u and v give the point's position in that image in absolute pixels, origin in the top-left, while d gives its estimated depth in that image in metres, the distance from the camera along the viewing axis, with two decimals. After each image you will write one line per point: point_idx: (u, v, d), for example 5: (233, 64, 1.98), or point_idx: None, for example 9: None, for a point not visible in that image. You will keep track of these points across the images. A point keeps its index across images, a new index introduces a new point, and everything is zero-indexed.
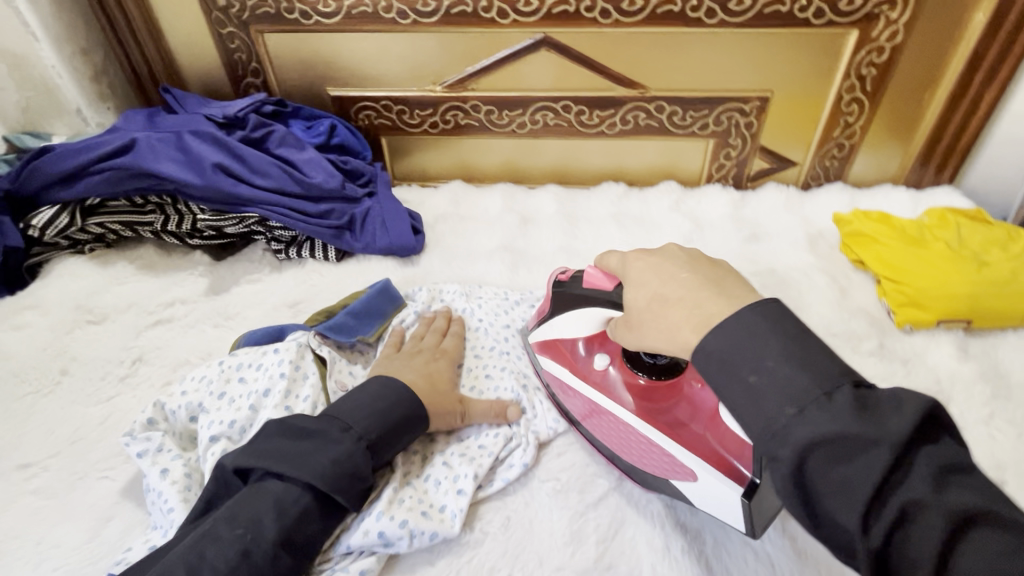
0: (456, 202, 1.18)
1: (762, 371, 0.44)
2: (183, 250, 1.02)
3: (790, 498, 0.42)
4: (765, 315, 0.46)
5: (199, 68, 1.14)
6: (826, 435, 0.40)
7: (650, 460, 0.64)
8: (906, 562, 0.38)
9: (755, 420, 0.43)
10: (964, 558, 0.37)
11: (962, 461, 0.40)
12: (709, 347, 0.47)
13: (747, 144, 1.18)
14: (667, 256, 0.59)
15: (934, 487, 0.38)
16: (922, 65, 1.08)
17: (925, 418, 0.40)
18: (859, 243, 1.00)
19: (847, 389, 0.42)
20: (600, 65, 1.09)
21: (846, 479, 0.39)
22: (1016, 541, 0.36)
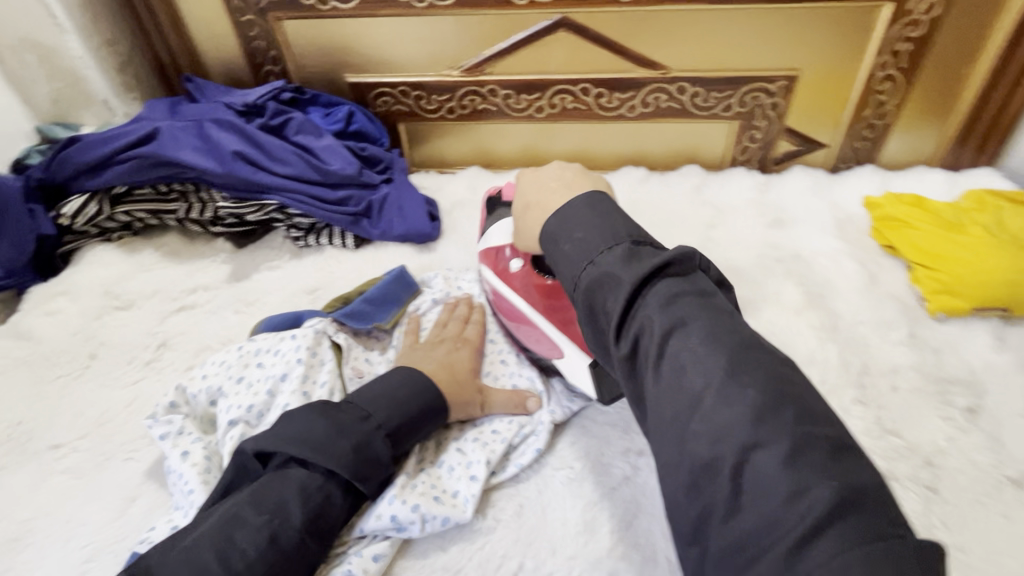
0: (473, 188, 1.17)
1: (578, 246, 0.55)
2: (206, 238, 1.04)
3: (585, 320, 0.53)
4: (595, 206, 0.57)
5: (219, 57, 1.15)
6: (602, 278, 0.51)
7: (546, 346, 0.75)
8: (640, 352, 0.48)
9: (566, 269, 0.56)
10: (677, 346, 0.46)
11: (699, 285, 0.51)
12: (548, 228, 0.59)
13: (772, 125, 1.14)
14: (547, 171, 0.71)
15: (663, 304, 0.49)
16: (963, 39, 1.02)
17: (674, 257, 0.51)
18: (890, 227, 0.96)
19: (623, 244, 0.53)
20: (620, 46, 1.07)
21: (612, 306, 0.50)
22: (728, 340, 0.46)
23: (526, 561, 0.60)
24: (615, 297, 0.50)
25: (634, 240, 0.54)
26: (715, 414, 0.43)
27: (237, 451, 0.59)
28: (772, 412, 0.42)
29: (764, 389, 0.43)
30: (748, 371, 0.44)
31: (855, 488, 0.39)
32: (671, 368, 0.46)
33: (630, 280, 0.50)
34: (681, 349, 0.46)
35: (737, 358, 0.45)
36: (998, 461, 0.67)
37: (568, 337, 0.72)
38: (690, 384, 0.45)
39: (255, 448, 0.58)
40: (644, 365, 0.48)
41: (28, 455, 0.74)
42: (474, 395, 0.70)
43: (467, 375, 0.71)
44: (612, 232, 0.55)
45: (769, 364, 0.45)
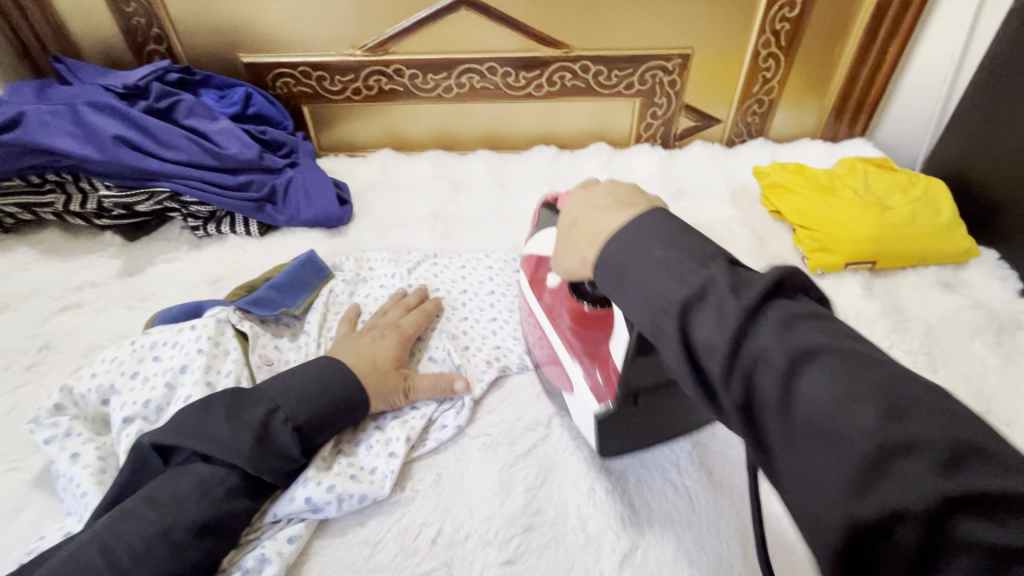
0: (385, 170, 1.15)
1: (602, 216, 0.50)
2: (91, 232, 0.96)
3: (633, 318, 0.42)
4: (620, 189, 0.53)
5: (95, 35, 1.06)
6: (635, 226, 0.45)
7: (561, 381, 0.68)
8: (686, 322, 0.38)
9: (636, 301, 0.41)
10: (723, 315, 0.36)
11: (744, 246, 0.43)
12: (568, 210, 0.54)
13: (672, 102, 1.20)
14: (598, 187, 0.53)
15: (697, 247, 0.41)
16: (831, 20, 1.12)
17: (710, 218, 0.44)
18: (776, 194, 1.05)
19: (658, 208, 0.47)
20: (522, 25, 1.08)
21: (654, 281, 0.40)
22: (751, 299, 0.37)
23: (444, 527, 0.61)
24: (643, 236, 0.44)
25: (668, 212, 0.49)
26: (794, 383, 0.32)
27: (134, 447, 0.56)
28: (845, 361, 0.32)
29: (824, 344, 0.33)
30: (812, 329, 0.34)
31: (986, 457, 0.27)
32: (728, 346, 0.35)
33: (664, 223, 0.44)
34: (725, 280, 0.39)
35: (789, 316, 0.35)
36: None
37: (582, 375, 0.63)
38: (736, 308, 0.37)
39: (152, 442, 0.55)
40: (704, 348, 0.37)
41: None
42: (397, 385, 0.69)
43: (391, 364, 0.70)
44: (637, 204, 0.50)
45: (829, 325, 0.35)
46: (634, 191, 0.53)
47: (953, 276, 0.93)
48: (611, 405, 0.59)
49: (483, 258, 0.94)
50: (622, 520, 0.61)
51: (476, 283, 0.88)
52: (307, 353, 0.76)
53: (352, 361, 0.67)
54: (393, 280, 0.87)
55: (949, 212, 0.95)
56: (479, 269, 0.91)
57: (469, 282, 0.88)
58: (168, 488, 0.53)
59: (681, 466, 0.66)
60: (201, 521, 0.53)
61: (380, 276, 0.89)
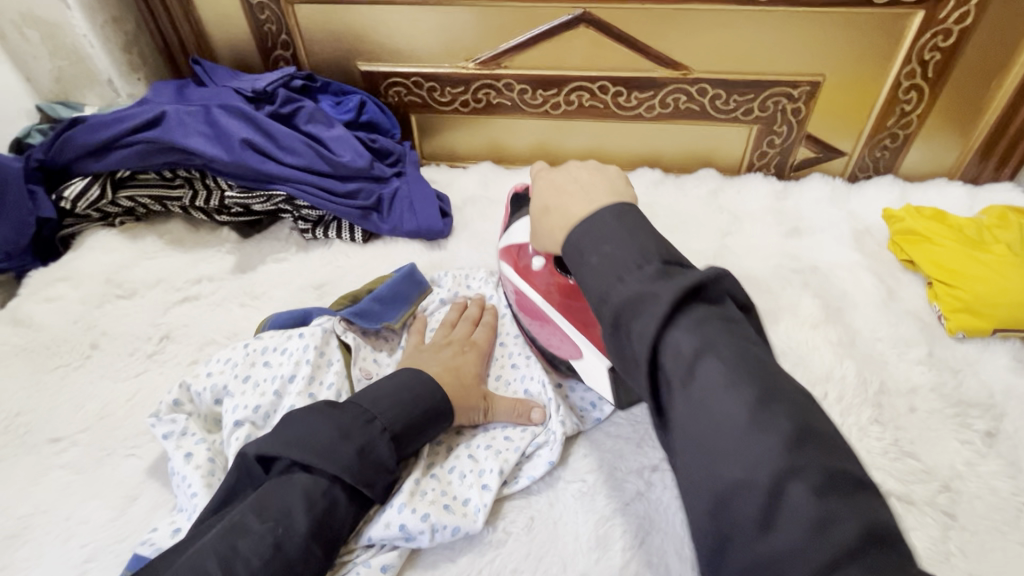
0: (485, 184, 1.14)
1: (611, 258, 0.49)
2: (210, 226, 1.01)
3: (611, 345, 0.48)
4: (628, 221, 0.51)
5: (229, 39, 1.12)
6: (633, 296, 0.46)
7: (564, 349, 0.72)
8: (670, 372, 0.45)
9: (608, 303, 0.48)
10: (706, 371, 0.43)
11: (730, 312, 0.48)
12: (571, 240, 0.52)
13: (793, 131, 1.12)
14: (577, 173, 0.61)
15: (693, 327, 0.45)
16: (992, 51, 1.00)
17: (708, 279, 0.47)
18: (910, 242, 0.95)
19: (656, 262, 0.48)
20: (641, 44, 1.04)
21: (641, 330, 0.45)
22: (732, 349, 0.45)
23: None
24: (636, 300, 0.46)
25: (666, 258, 0.49)
26: (743, 444, 0.41)
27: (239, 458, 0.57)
28: (793, 427, 0.41)
29: (794, 421, 0.41)
30: (777, 402, 0.42)
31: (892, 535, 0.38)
32: (697, 390, 0.44)
33: (663, 291, 0.46)
34: (708, 378, 0.43)
35: (765, 388, 0.43)
36: (1016, 488, 0.66)
37: (586, 339, 0.69)
38: (718, 409, 0.42)
39: (255, 454, 0.56)
40: (672, 388, 0.45)
41: (26, 448, 0.72)
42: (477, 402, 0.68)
43: (474, 380, 0.70)
44: (643, 245, 0.49)
45: (795, 399, 0.43)
46: (641, 225, 0.51)
47: None
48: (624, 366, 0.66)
49: None
50: None
51: None
52: None
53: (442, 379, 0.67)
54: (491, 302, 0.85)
55: None
56: None
57: None
58: (277, 495, 0.53)
59: None
60: (312, 530, 0.53)
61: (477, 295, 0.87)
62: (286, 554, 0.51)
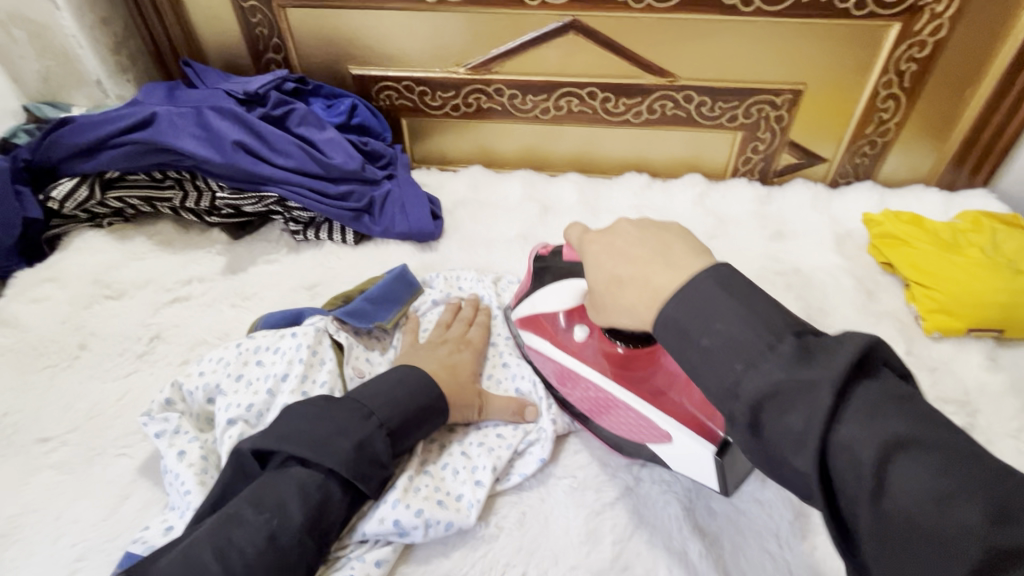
0: (476, 187, 1.16)
1: (719, 345, 0.44)
2: (201, 227, 1.02)
3: (756, 446, 0.42)
4: (735, 295, 0.45)
5: (221, 42, 1.12)
6: (776, 385, 0.41)
7: (640, 431, 0.64)
8: (842, 478, 0.38)
9: (716, 390, 0.44)
10: (899, 470, 0.37)
11: (891, 384, 0.40)
12: (667, 316, 0.47)
13: (776, 137, 1.15)
14: (623, 233, 0.57)
15: (861, 417, 0.38)
16: (964, 62, 1.04)
17: (860, 353, 0.40)
18: (888, 245, 0.98)
19: (791, 342, 0.42)
20: (628, 52, 1.06)
21: (794, 424, 0.40)
22: (916, 433, 0.38)
23: (529, 570, 0.60)
24: (779, 392, 0.41)
25: (796, 331, 0.43)
26: (960, 551, 0.34)
27: (234, 453, 0.57)
28: (1004, 518, 0.34)
29: (1023, 519, 0.34)
30: (979, 491, 0.35)
31: None
32: (883, 496, 0.37)
33: (814, 380, 0.39)
34: (900, 476, 0.37)
35: (963, 481, 0.35)
36: None
37: (664, 413, 0.62)
38: (918, 509, 0.35)
39: (252, 448, 0.56)
40: (853, 499, 0.38)
41: (12, 449, 0.71)
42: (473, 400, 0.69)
43: (469, 378, 0.71)
44: (763, 321, 0.44)
45: (982, 476, 0.35)
46: (751, 297, 0.45)
47: None
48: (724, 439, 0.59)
49: None
50: None
51: None
52: None
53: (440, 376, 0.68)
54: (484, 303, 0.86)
55: None
56: None
57: None
58: (271, 488, 0.54)
59: (781, 537, 0.62)
60: (307, 523, 0.53)
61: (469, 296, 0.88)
62: (280, 545, 0.51)
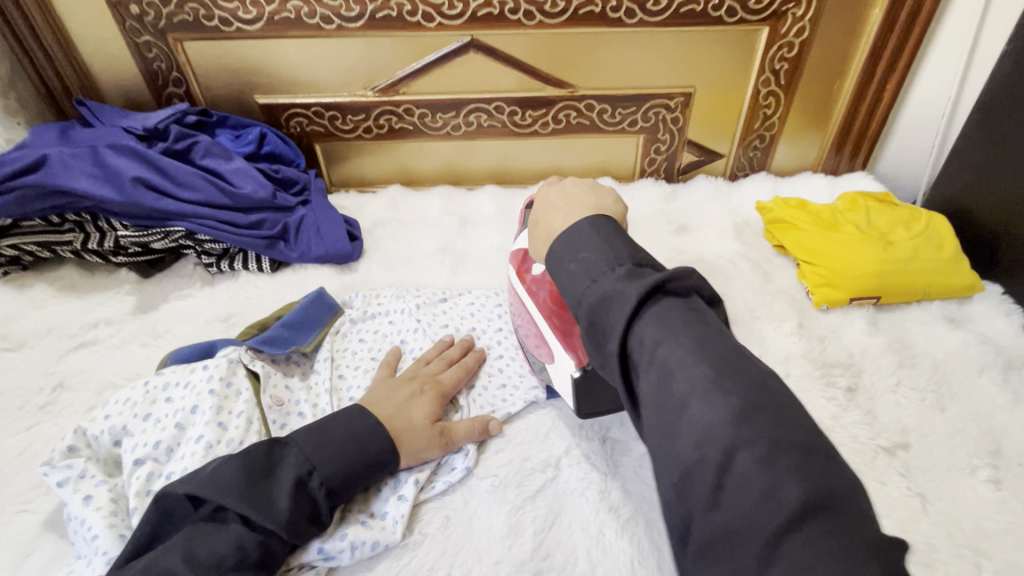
0: (395, 206, 1.17)
1: (585, 267, 0.50)
2: (107, 269, 0.98)
3: (588, 345, 0.49)
4: (601, 229, 0.53)
5: (118, 79, 1.10)
6: (605, 296, 0.47)
7: (546, 354, 0.73)
8: (636, 360, 0.45)
9: (570, 300, 0.51)
10: (666, 353, 0.43)
11: (696, 306, 0.47)
12: (553, 250, 0.54)
13: (675, 138, 1.23)
14: (560, 187, 0.68)
15: (656, 315, 0.45)
16: (829, 58, 1.14)
17: (672, 276, 0.47)
18: (780, 229, 1.06)
19: (627, 265, 0.49)
20: (528, 66, 1.11)
21: (614, 318, 0.46)
22: (706, 340, 0.43)
23: (453, 572, 0.61)
24: (608, 301, 0.47)
25: (638, 262, 0.50)
26: (705, 420, 0.39)
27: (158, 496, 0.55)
28: (746, 403, 0.39)
29: (746, 397, 0.40)
30: (735, 381, 0.40)
31: (847, 501, 0.35)
32: (659, 376, 0.42)
33: (625, 289, 0.46)
34: (671, 355, 0.43)
35: (722, 366, 0.41)
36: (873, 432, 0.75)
37: (563, 348, 0.69)
38: (679, 382, 0.41)
39: (186, 493, 0.54)
40: (639, 369, 0.44)
41: None
42: (434, 440, 0.68)
43: (426, 420, 0.68)
44: (617, 250, 0.51)
45: (747, 371, 0.42)
46: (618, 236, 0.53)
47: (957, 311, 0.93)
48: (589, 372, 0.66)
49: (491, 295, 0.94)
50: (631, 565, 0.61)
51: (485, 321, 0.89)
52: (318, 392, 0.76)
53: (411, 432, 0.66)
54: (404, 316, 0.87)
55: (952, 249, 0.96)
56: (487, 306, 0.92)
57: (478, 319, 0.90)
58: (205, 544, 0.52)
59: None
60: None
61: (390, 312, 0.89)
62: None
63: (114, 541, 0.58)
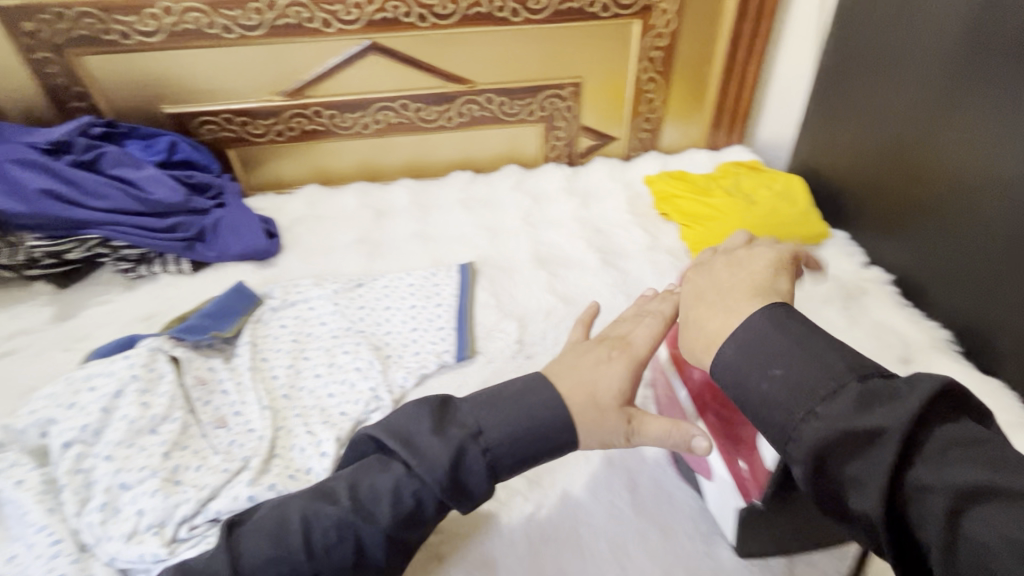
0: (313, 204, 1.23)
1: (780, 388, 0.44)
2: (21, 282, 1.00)
3: (818, 499, 0.42)
4: (787, 331, 0.47)
5: (17, 97, 1.11)
6: (835, 431, 0.40)
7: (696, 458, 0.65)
8: (918, 525, 0.37)
9: (764, 423, 0.45)
10: (975, 523, 0.35)
11: (975, 433, 0.39)
12: (727, 359, 0.48)
13: (571, 124, 1.34)
14: (721, 268, 0.58)
15: (931, 461, 0.38)
16: (696, 46, 1.29)
17: (927, 399, 0.39)
18: (665, 199, 1.19)
19: (853, 383, 0.42)
20: (428, 65, 1.20)
21: (860, 474, 0.39)
22: (1014, 490, 0.35)
23: None
24: (841, 440, 0.40)
25: (862, 373, 0.43)
26: None
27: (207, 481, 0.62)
28: None
29: None
30: None
31: None
32: (966, 552, 0.35)
33: (883, 427, 0.39)
34: (981, 523, 0.35)
35: None
36: None
37: (724, 460, 0.60)
38: (1004, 564, 0.34)
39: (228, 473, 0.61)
40: (924, 544, 0.37)
41: None
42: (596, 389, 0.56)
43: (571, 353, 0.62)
44: (827, 362, 0.44)
45: None
46: (812, 334, 0.47)
47: (810, 255, 1.09)
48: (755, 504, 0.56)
49: (405, 277, 1.02)
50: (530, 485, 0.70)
51: (398, 299, 0.97)
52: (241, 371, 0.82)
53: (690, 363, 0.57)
54: (322, 300, 0.95)
55: (805, 203, 1.12)
56: (401, 287, 1.00)
57: (393, 298, 0.98)
58: (369, 490, 0.53)
59: None
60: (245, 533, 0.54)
61: (308, 298, 0.96)
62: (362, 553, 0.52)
63: (43, 513, 0.62)
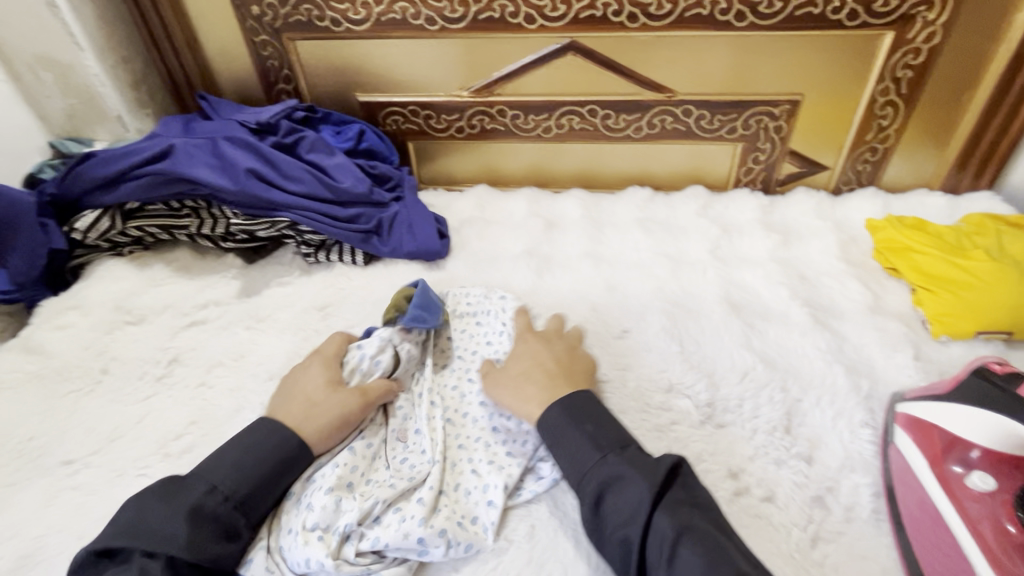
0: (482, 206, 1.18)
1: (585, 443, 0.64)
2: (216, 253, 1.05)
3: (589, 528, 0.60)
4: (588, 406, 0.68)
5: (234, 75, 1.17)
6: (616, 479, 0.60)
7: None
8: (649, 554, 0.56)
9: (567, 464, 0.64)
10: (684, 556, 0.54)
11: (687, 492, 0.60)
12: (551, 416, 0.67)
13: (776, 148, 1.16)
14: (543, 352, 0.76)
15: (668, 511, 0.57)
16: (961, 67, 1.04)
17: (671, 466, 0.61)
18: (894, 250, 0.98)
19: (615, 452, 0.63)
20: (626, 69, 1.09)
21: (617, 507, 0.59)
22: (715, 543, 0.55)
23: None
24: (621, 491, 0.59)
25: (626, 445, 0.64)
26: None
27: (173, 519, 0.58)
28: None
29: None
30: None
31: None
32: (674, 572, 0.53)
33: (646, 479, 0.59)
34: (683, 559, 0.53)
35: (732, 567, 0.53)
36: None
37: None
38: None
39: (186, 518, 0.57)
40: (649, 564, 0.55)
41: (39, 470, 0.74)
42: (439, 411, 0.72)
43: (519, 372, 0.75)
44: (613, 434, 0.65)
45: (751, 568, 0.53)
46: (607, 419, 0.67)
47: None
48: None
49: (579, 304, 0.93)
50: None
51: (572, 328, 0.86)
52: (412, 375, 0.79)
53: (284, 413, 0.69)
54: (490, 317, 0.88)
55: None
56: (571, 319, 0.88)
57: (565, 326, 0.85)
58: (130, 522, 0.57)
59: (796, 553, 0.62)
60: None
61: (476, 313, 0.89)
62: (210, 567, 0.57)
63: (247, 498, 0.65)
